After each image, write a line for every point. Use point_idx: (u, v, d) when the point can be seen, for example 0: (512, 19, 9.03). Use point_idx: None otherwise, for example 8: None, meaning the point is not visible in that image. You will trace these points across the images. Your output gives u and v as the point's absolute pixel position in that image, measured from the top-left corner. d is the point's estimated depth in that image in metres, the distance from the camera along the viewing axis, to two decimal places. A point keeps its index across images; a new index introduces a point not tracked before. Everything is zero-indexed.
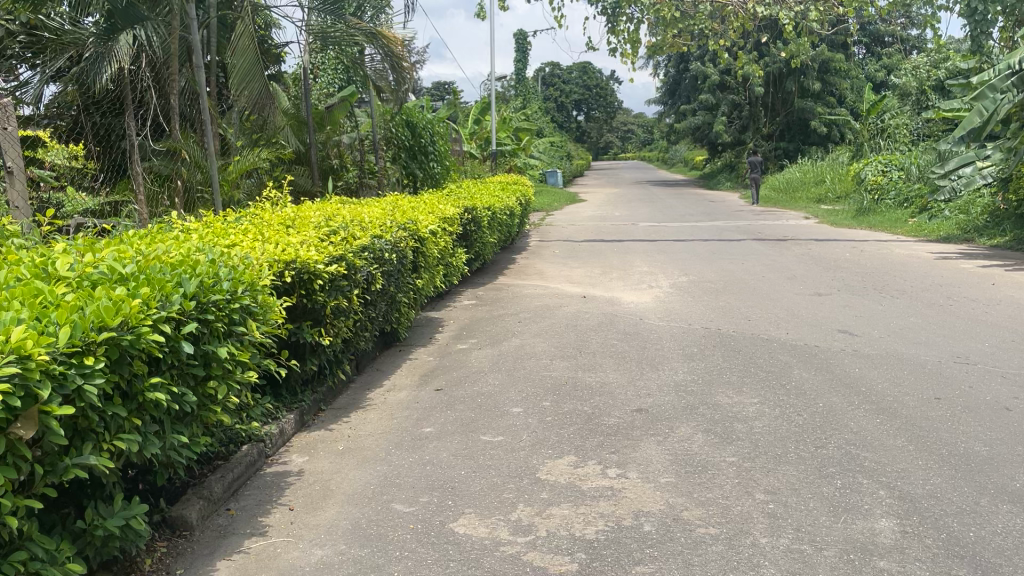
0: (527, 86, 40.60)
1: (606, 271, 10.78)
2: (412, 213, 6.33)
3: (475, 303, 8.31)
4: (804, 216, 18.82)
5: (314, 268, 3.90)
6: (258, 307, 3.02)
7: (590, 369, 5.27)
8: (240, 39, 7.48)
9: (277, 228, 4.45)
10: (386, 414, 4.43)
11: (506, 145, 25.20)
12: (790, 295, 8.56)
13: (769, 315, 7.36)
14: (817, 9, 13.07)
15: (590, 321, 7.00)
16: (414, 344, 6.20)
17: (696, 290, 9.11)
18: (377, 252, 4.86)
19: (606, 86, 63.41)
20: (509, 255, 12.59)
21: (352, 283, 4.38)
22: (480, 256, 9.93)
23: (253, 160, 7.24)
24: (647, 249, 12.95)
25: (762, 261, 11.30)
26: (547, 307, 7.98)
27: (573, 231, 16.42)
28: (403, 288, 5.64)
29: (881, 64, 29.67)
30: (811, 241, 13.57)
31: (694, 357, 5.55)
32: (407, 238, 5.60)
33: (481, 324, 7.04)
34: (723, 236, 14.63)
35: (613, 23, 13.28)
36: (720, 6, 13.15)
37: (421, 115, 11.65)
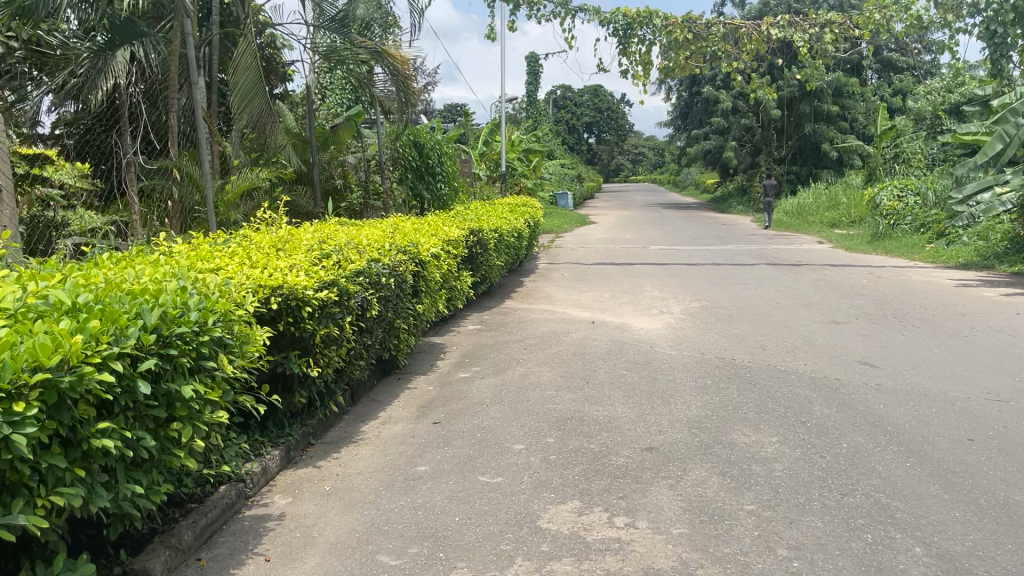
0: (538, 108, 40.56)
1: (616, 295, 10.51)
2: (414, 235, 6.09)
3: (480, 328, 8.05)
4: (817, 241, 18.50)
5: (303, 294, 3.66)
6: (234, 339, 2.77)
7: (598, 401, 4.99)
8: (244, 57, 7.32)
9: (267, 251, 4.21)
10: (379, 450, 4.15)
11: (516, 167, 25.02)
12: (807, 323, 8.26)
13: (785, 345, 7.06)
14: (833, 32, 12.85)
15: (599, 349, 6.72)
16: (413, 372, 5.93)
17: (708, 317, 8.82)
18: (374, 277, 4.61)
19: (617, 110, 63.48)
20: (517, 279, 12.34)
21: (345, 310, 4.13)
22: (486, 278, 9.67)
23: (251, 180, 7.04)
24: (659, 273, 12.67)
25: (776, 287, 11.00)
26: (554, 333, 7.70)
27: (583, 254, 16.16)
28: (402, 314, 5.38)
29: (895, 88, 29.45)
30: (826, 266, 13.26)
31: (707, 389, 5.26)
32: (406, 262, 5.36)
33: (484, 351, 6.76)
34: (735, 260, 14.34)
35: (625, 45, 13.09)
36: (733, 28, 12.95)
37: (429, 136, 11.46)
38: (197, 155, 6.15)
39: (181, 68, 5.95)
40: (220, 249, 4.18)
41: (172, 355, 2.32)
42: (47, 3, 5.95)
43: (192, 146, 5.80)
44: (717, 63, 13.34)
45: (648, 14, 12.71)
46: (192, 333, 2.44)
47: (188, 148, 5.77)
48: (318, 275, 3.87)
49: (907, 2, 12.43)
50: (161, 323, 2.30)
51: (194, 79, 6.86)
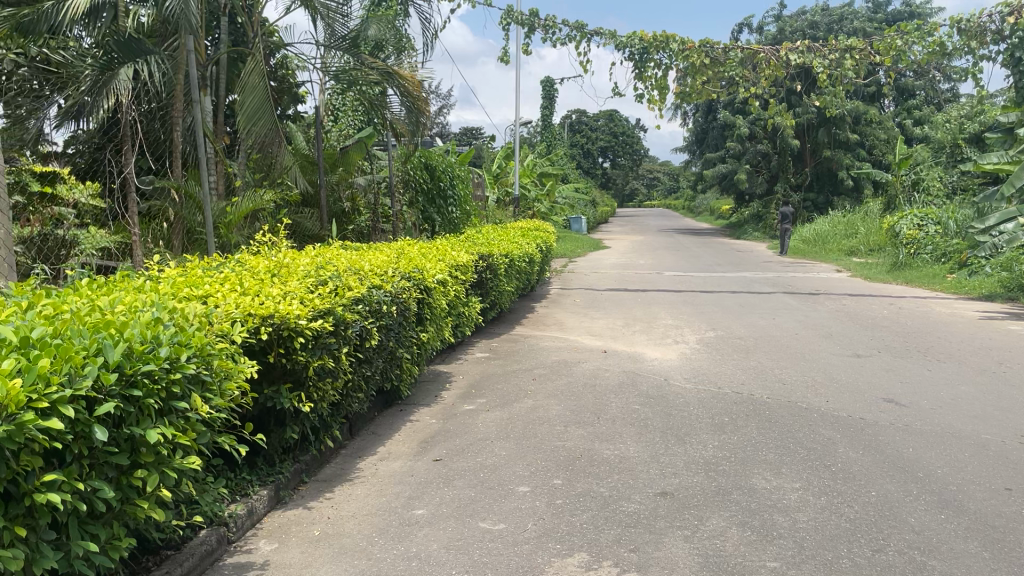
0: (553, 132, 40.49)
1: (630, 323, 10.24)
2: (420, 260, 5.88)
3: (488, 356, 7.81)
4: (835, 270, 18.19)
5: (297, 324, 3.45)
6: (214, 374, 2.55)
7: (608, 439, 4.73)
8: (251, 77, 7.19)
9: (261, 277, 4.00)
10: (375, 489, 3.90)
11: (530, 191, 24.86)
12: (827, 356, 7.97)
13: (805, 380, 6.77)
14: (853, 58, 12.64)
15: (611, 381, 6.46)
16: (417, 403, 5.68)
17: (724, 348, 8.54)
18: (374, 304, 4.40)
19: (632, 135, 63.58)
20: (528, 304, 12.11)
21: (341, 340, 3.90)
22: (496, 304, 9.44)
23: (256, 202, 6.87)
24: (673, 301, 12.40)
25: (794, 317, 10.71)
26: (565, 362, 7.45)
27: (596, 279, 15.92)
28: (405, 343, 5.15)
29: (913, 116, 29.20)
30: (845, 296, 12.96)
31: (725, 428, 4.99)
32: (410, 288, 5.14)
33: (492, 381, 6.51)
34: (752, 289, 14.05)
35: (641, 69, 12.93)
36: (751, 53, 12.77)
37: (441, 158, 11.31)
38: (200, 175, 5.98)
39: (185, 87, 5.81)
40: (212, 274, 3.97)
41: (136, 395, 2.10)
42: (51, 17, 5.99)
43: (195, 166, 5.62)
44: (734, 88, 13.15)
45: (664, 39, 12.54)
46: (161, 370, 2.22)
47: (191, 168, 5.59)
48: (314, 303, 3.65)
49: (930, 28, 12.21)
50: (124, 360, 2.08)
51: (198, 98, 6.73)
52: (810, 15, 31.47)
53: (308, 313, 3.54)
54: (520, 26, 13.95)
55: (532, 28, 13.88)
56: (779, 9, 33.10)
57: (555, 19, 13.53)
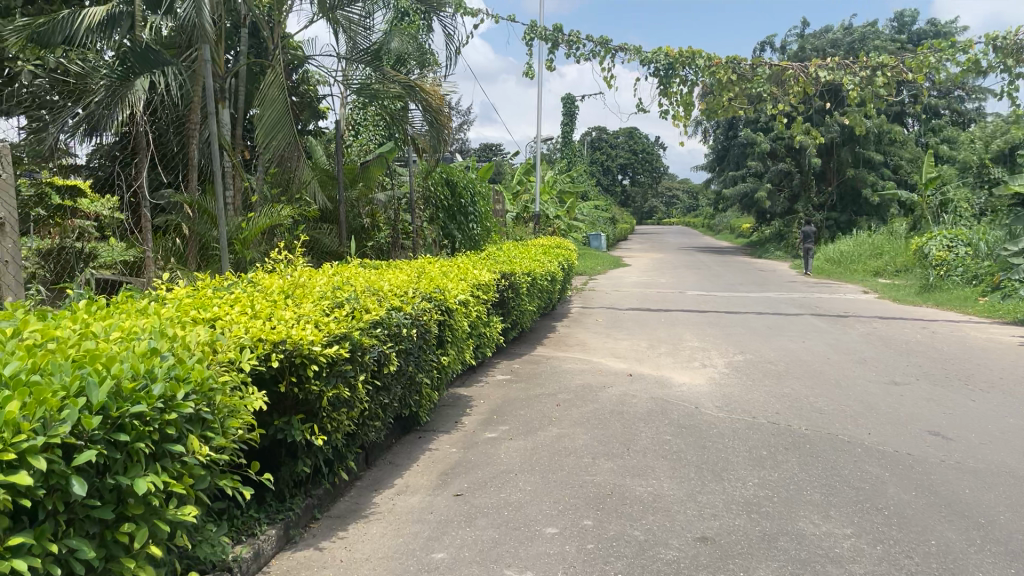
0: (573, 149, 40.30)
1: (655, 345, 9.93)
2: (441, 280, 5.63)
3: (510, 378, 7.53)
4: (862, 291, 17.77)
5: (312, 351, 3.20)
6: (217, 411, 2.31)
7: (641, 474, 4.44)
8: (270, 90, 7.02)
9: (274, 298, 3.77)
10: (392, 528, 3.64)
11: (550, 207, 24.63)
12: (863, 383, 7.64)
13: (843, 410, 6.45)
14: (885, 75, 12.30)
15: (639, 408, 6.17)
16: (437, 430, 5.42)
17: (754, 372, 8.22)
18: (394, 327, 4.14)
19: (652, 152, 63.30)
20: (549, 324, 11.84)
21: (358, 367, 3.65)
22: (518, 324, 9.18)
23: (272, 217, 6.67)
24: (698, 322, 12.08)
25: (825, 340, 10.35)
26: (589, 386, 7.16)
27: (618, 298, 15.62)
28: (425, 367, 4.89)
29: (940, 135, 28.74)
30: (876, 318, 12.57)
31: (765, 463, 4.68)
32: (431, 310, 4.89)
33: (514, 406, 6.23)
34: (778, 310, 13.70)
35: (666, 85, 12.67)
36: (779, 70, 12.48)
37: (462, 174, 11.10)
38: (215, 187, 5.77)
39: (203, 99, 5.61)
40: (223, 295, 3.75)
41: (122, 440, 1.87)
42: (65, 28, 5.87)
43: (210, 176, 5.39)
44: (761, 105, 12.84)
45: (691, 54, 12.27)
46: (154, 410, 1.98)
47: (206, 177, 5.35)
48: (330, 328, 3.41)
49: (964, 45, 11.87)
50: (110, 402, 1.86)
51: (215, 110, 6.53)
52: (834, 33, 31.14)
53: (324, 339, 3.30)
54: (542, 40, 13.75)
55: (555, 43, 13.68)
56: (802, 27, 32.77)
57: (578, 34, 13.32)
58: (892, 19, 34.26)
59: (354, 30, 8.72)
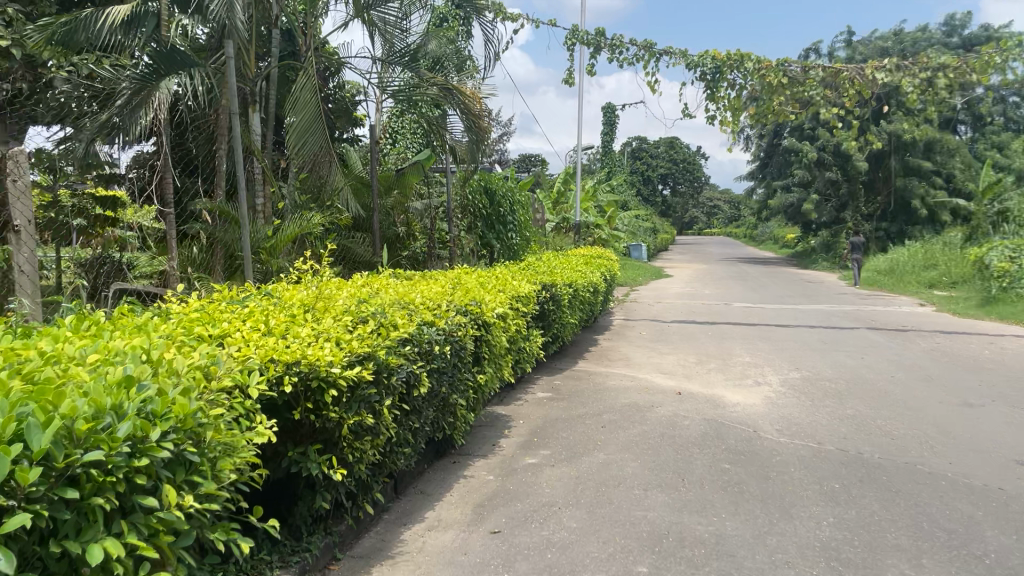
0: (612, 159, 39.84)
1: (703, 361, 9.40)
2: (478, 292, 5.22)
3: (551, 396, 7.10)
4: (919, 303, 16.96)
5: (330, 373, 2.84)
6: (206, 451, 1.96)
7: (699, 510, 3.97)
8: (303, 93, 6.74)
9: (292, 312, 3.39)
10: (420, 572, 3.22)
11: (590, 217, 24.17)
12: (934, 404, 7.03)
13: (917, 435, 5.89)
14: (946, 76, 11.62)
15: (692, 431, 5.68)
16: (472, 455, 4.99)
17: (812, 392, 7.66)
18: (426, 344, 3.76)
19: (692, 161, 62.45)
20: (591, 337, 11.36)
21: (383, 391, 3.26)
22: (560, 337, 8.75)
23: (302, 226, 6.34)
24: (747, 336, 11.51)
25: (884, 356, 9.72)
26: (636, 406, 6.69)
27: (662, 310, 15.08)
28: (460, 387, 4.48)
29: (996, 141, 27.62)
30: (938, 333, 11.87)
31: (838, 500, 4.18)
32: (467, 324, 4.48)
33: (556, 428, 5.79)
34: (830, 323, 13.04)
35: (713, 89, 12.15)
36: (833, 72, 11.88)
37: (501, 181, 10.72)
38: (240, 195, 5.46)
39: (230, 102, 5.25)
40: (237, 308, 3.38)
41: (71, 498, 1.55)
42: (88, 26, 5.57)
43: (236, 183, 5.08)
44: (814, 109, 12.25)
45: (739, 57, 11.73)
46: (117, 456, 1.65)
47: (233, 183, 5.04)
48: (353, 347, 3.04)
49: None
50: (53, 450, 1.54)
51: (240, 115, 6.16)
52: (882, 39, 30.24)
53: (344, 359, 2.93)
54: (584, 45, 13.35)
55: (597, 47, 13.27)
56: (849, 33, 31.92)
57: (621, 38, 12.87)
58: (942, 23, 33.16)
59: (389, 31, 8.38)
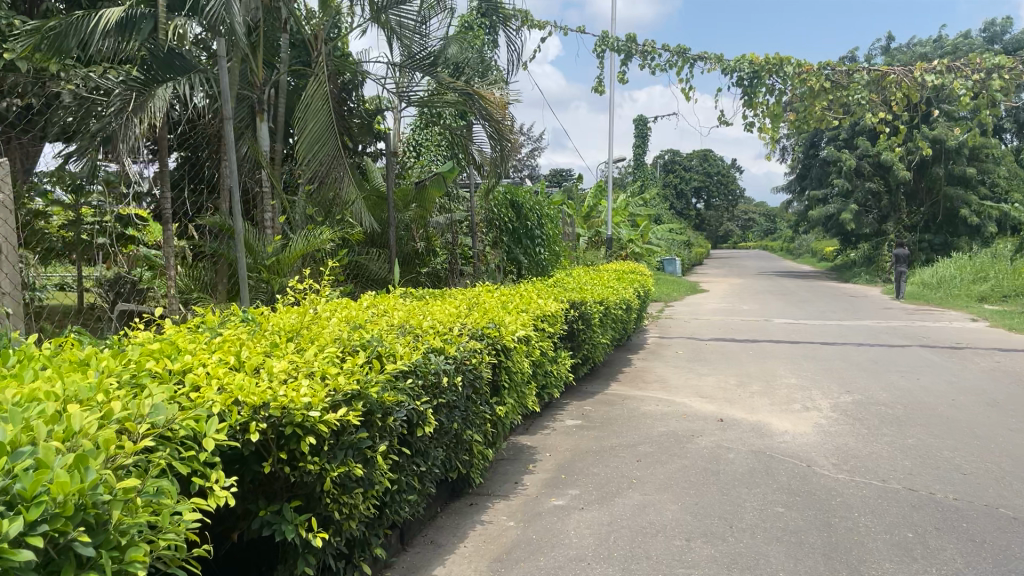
0: (645, 172, 39.24)
1: (745, 383, 8.79)
2: (497, 312, 4.72)
3: (581, 423, 6.56)
4: (970, 318, 16.10)
5: (306, 415, 2.35)
6: (107, 540, 1.49)
7: (753, 567, 3.42)
8: (314, 102, 6.41)
9: (274, 340, 2.91)
10: None
11: (622, 231, 23.60)
12: (1007, 433, 6.33)
13: (993, 470, 5.26)
14: (1001, 78, 10.86)
15: (738, 467, 5.11)
16: (492, 495, 4.47)
17: (867, 418, 7.01)
18: (432, 376, 3.25)
19: (726, 175, 61.50)
20: (624, 357, 10.79)
21: (376, 435, 2.75)
22: (590, 357, 8.21)
23: (313, 242, 5.89)
24: (790, 355, 10.84)
25: (942, 378, 9.01)
26: (674, 435, 6.12)
27: (698, 327, 14.44)
28: (476, 421, 3.97)
29: None
30: (995, 350, 11.12)
31: (916, 554, 3.60)
32: (483, 350, 3.97)
33: (586, 462, 5.24)
34: (880, 340, 12.29)
35: (751, 95, 11.57)
36: (879, 75, 11.22)
37: (529, 194, 10.27)
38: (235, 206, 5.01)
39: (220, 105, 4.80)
40: (211, 336, 2.91)
41: None
42: (79, 28, 5.21)
43: (234, 192, 4.63)
44: (858, 114, 11.60)
45: (778, 61, 11.13)
46: None
47: (231, 190, 4.59)
48: (337, 383, 2.55)
49: None
50: None
51: (239, 124, 5.80)
52: (922, 47, 29.35)
53: (325, 399, 2.43)
54: (615, 52, 12.86)
55: (628, 55, 12.79)
56: (886, 42, 31.06)
57: (653, 44, 12.36)
58: (982, 30, 32.13)
59: (409, 38, 8.02)
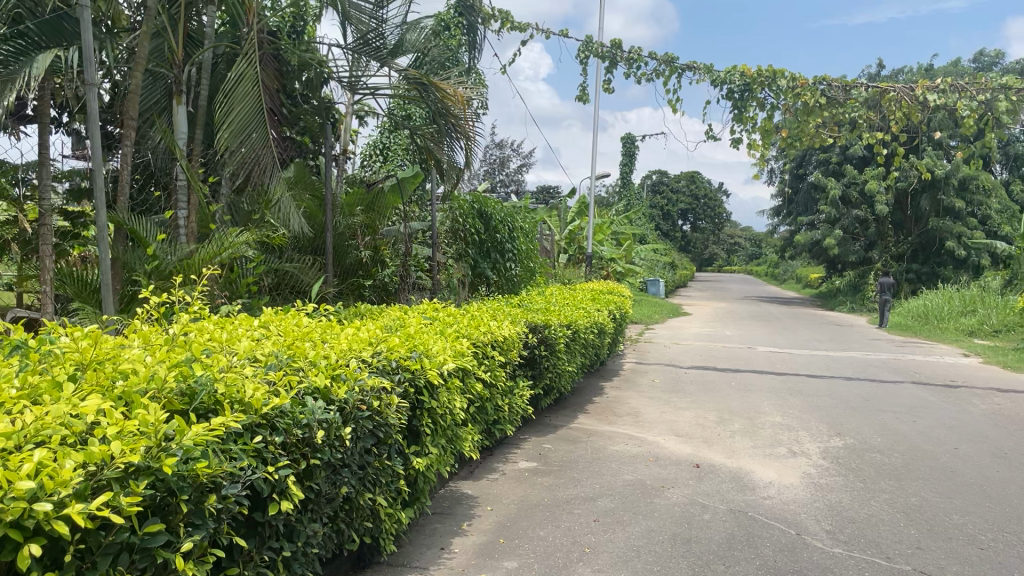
0: (630, 192, 38.44)
1: (725, 420, 7.92)
2: (423, 336, 3.85)
3: (537, 466, 5.66)
4: (961, 352, 15.33)
5: (26, 507, 1.49)
6: None
7: None
8: (240, 84, 5.57)
9: (50, 383, 2.02)
10: None
11: (603, 249, 22.79)
12: (1023, 494, 5.49)
13: (1011, 542, 4.43)
14: (1009, 99, 9.95)
15: (714, 533, 4.24)
16: (407, 569, 3.57)
17: (862, 468, 6.17)
18: (299, 432, 2.36)
19: (712, 197, 61.11)
20: (596, 384, 9.93)
21: (181, 525, 1.87)
22: (555, 387, 7.33)
23: (224, 246, 5.03)
24: (775, 388, 9.99)
25: (940, 420, 8.19)
26: (640, 486, 5.23)
27: (678, 353, 13.59)
28: (381, 478, 3.07)
29: None
30: (991, 389, 10.34)
31: None
32: (391, 389, 3.08)
33: (533, 520, 4.36)
34: (870, 375, 11.45)
35: (741, 109, 10.75)
36: (878, 92, 10.40)
37: (499, 204, 9.66)
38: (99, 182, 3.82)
39: (89, 68, 3.87)
40: None
41: None
42: None
43: (100, 180, 3.78)
44: (854, 134, 10.80)
45: (771, 73, 10.30)
46: None
47: (97, 176, 3.76)
48: (107, 452, 1.68)
49: None
50: None
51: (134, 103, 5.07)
52: (912, 74, 28.75)
53: (67, 482, 1.56)
54: (598, 59, 12.09)
55: (612, 62, 12.02)
56: (877, 69, 30.43)
57: (639, 51, 11.59)
58: (973, 60, 31.67)
59: (363, 22, 7.07)
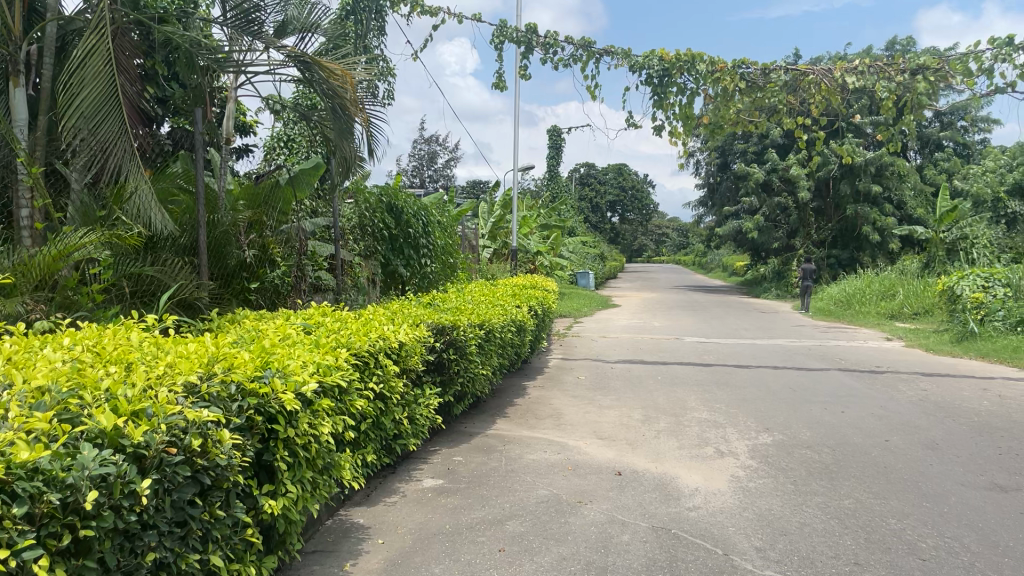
0: (559, 184, 38.17)
1: (651, 419, 7.50)
2: (283, 353, 3.23)
3: (444, 484, 5.10)
4: (884, 336, 15.35)
5: None
6: None
7: None
8: (87, 62, 4.85)
9: None
10: None
11: (529, 243, 22.33)
12: (959, 490, 5.19)
13: (951, 550, 4.07)
14: (926, 80, 9.74)
15: (632, 559, 3.76)
16: None
17: (793, 468, 5.80)
18: (58, 498, 1.78)
19: (640, 189, 61.54)
20: (518, 384, 9.42)
21: None
22: (466, 391, 6.75)
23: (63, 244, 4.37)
24: (702, 381, 9.64)
25: (869, 410, 7.94)
26: (555, 503, 4.72)
27: (605, 347, 13.20)
28: (219, 536, 2.45)
29: (943, 168, 26.52)
30: (916, 374, 10.19)
31: None
32: (222, 420, 2.47)
33: (427, 555, 3.78)
34: (797, 363, 11.24)
35: (661, 94, 10.31)
36: (797, 74, 10.09)
37: (408, 197, 9.01)
38: None
39: None
40: None
41: None
42: None
43: None
44: (775, 119, 10.48)
45: (690, 57, 9.87)
46: None
47: None
48: None
49: None
50: None
51: None
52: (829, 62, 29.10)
53: None
54: (513, 43, 11.55)
55: (528, 46, 11.50)
56: (796, 57, 30.72)
57: (554, 35, 11.11)
58: (885, 49, 32.32)
59: None
